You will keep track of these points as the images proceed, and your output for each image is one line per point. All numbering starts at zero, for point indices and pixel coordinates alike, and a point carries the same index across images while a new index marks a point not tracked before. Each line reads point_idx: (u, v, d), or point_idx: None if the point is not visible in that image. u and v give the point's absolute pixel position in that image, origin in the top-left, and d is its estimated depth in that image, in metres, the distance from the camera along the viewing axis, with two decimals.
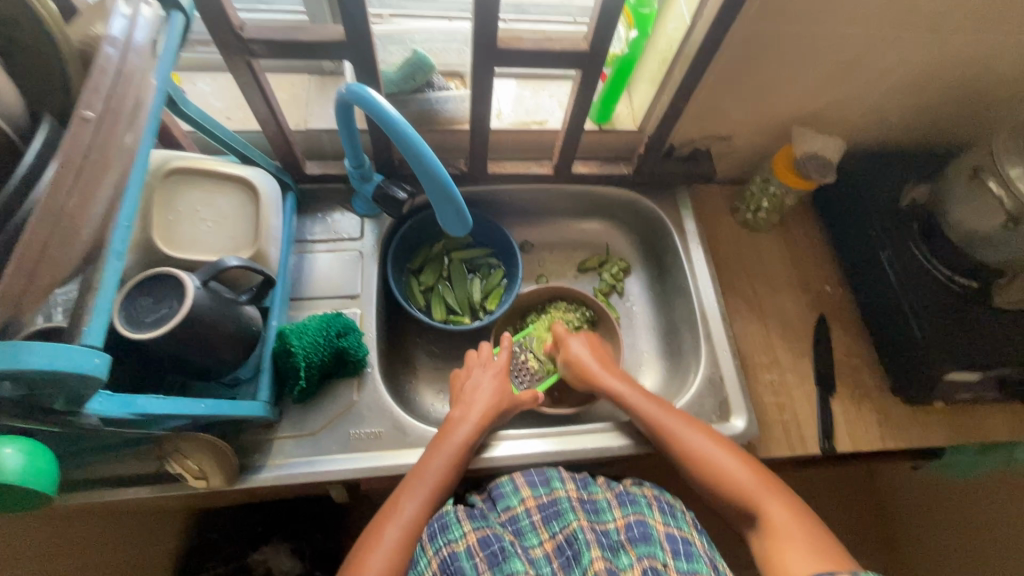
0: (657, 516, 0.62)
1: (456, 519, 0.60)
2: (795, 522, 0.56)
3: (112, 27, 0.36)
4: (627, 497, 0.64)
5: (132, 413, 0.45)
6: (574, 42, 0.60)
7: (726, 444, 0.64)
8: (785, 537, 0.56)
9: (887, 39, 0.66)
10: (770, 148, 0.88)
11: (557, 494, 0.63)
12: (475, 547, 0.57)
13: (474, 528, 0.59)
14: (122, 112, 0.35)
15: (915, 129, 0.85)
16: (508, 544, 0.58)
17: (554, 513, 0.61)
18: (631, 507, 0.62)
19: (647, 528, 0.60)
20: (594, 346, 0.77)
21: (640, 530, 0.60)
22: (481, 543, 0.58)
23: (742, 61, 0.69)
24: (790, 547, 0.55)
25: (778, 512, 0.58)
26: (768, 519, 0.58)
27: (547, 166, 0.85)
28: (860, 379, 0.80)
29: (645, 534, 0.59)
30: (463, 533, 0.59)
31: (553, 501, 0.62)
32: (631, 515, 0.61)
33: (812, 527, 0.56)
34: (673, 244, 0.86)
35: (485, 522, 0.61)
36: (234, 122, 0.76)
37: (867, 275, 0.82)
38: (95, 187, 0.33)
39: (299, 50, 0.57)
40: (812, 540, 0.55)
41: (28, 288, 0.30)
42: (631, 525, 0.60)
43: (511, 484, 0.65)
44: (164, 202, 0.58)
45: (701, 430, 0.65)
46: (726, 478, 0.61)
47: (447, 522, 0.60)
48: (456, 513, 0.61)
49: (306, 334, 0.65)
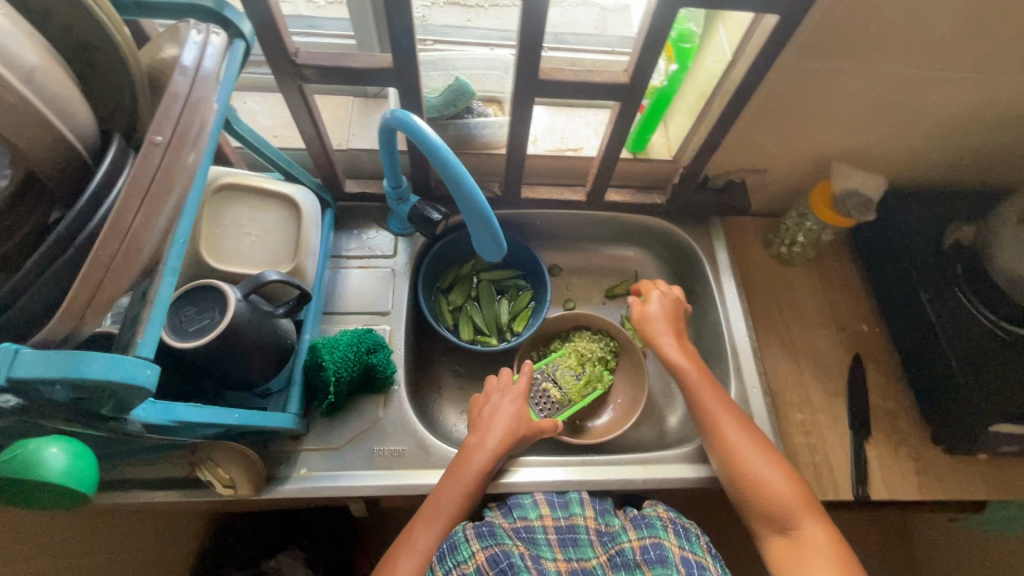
0: (673, 538, 0.60)
1: (465, 539, 0.58)
2: (833, 548, 0.57)
3: (184, 54, 0.37)
4: (642, 520, 0.62)
5: (172, 420, 0.46)
6: (614, 75, 0.61)
7: (769, 452, 0.64)
8: (812, 553, 0.57)
9: (933, 78, 0.66)
10: (807, 182, 0.87)
11: (575, 521, 0.64)
12: (485, 565, 0.55)
13: (483, 547, 0.57)
14: (189, 136, 0.35)
15: (960, 170, 0.83)
16: (518, 560, 0.56)
17: (572, 540, 0.61)
18: (647, 530, 0.61)
19: (663, 550, 0.58)
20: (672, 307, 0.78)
21: (657, 553, 0.58)
22: (490, 562, 0.55)
23: (783, 95, 0.69)
24: (815, 563, 0.56)
25: (815, 532, 0.58)
26: (802, 535, 0.58)
27: (580, 193, 0.85)
28: (896, 425, 0.78)
29: (661, 556, 0.57)
30: (472, 554, 0.57)
31: (572, 527, 0.63)
32: (647, 538, 0.60)
33: (844, 552, 0.57)
34: (705, 275, 0.85)
35: (495, 539, 0.58)
36: (281, 139, 0.79)
37: (907, 317, 0.80)
38: (160, 207, 0.34)
39: (349, 77, 0.59)
40: (842, 565, 0.56)
41: (93, 299, 0.32)
42: (647, 548, 0.59)
43: (531, 499, 0.66)
44: (213, 216, 0.61)
45: (744, 427, 0.66)
46: (771, 493, 0.61)
47: (456, 543, 0.58)
48: (466, 531, 0.59)
49: (337, 350, 0.66)
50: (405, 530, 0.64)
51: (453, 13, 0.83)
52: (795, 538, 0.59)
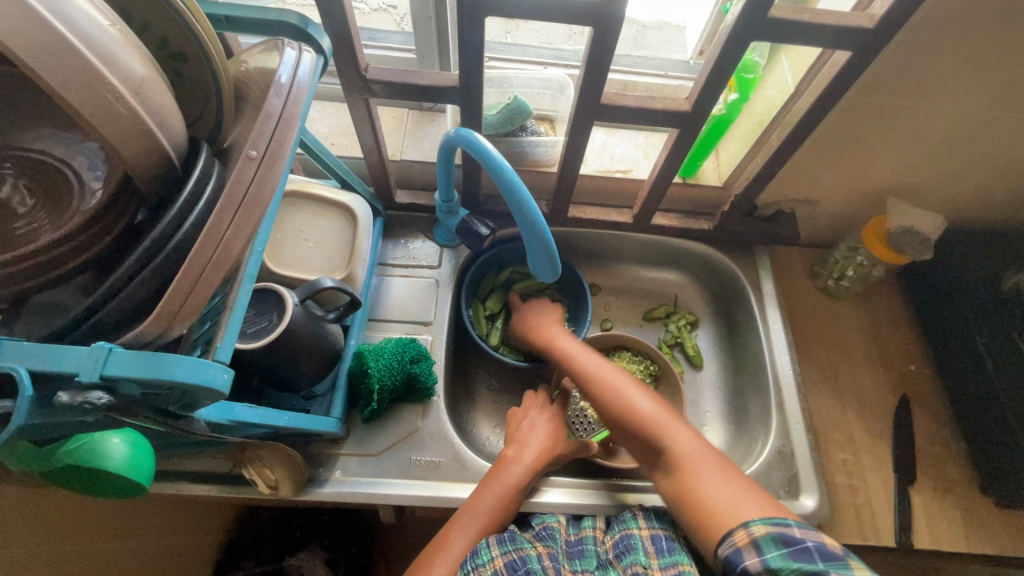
0: (641, 524, 0.61)
1: (485, 544, 0.59)
2: (705, 456, 0.58)
3: (281, 71, 0.39)
4: (614, 519, 0.63)
5: (229, 419, 0.48)
6: (675, 103, 0.61)
7: (641, 388, 0.66)
8: (690, 467, 0.57)
9: (1005, 120, 0.64)
10: (859, 216, 0.85)
11: (584, 534, 0.64)
12: (502, 571, 0.56)
13: (502, 553, 0.58)
14: (281, 152, 0.37)
15: (1023, 212, 0.80)
16: (535, 564, 0.57)
17: (579, 551, 0.61)
18: (617, 525, 0.62)
19: (630, 538, 0.60)
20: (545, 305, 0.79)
21: (624, 544, 0.59)
22: (509, 568, 0.56)
23: (844, 129, 0.68)
24: (698, 478, 0.56)
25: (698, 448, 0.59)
26: (677, 453, 0.59)
27: (626, 215, 0.85)
28: (944, 472, 0.75)
29: (628, 545, 0.59)
30: (491, 559, 0.57)
31: (581, 540, 0.63)
32: (617, 533, 0.61)
33: (717, 460, 0.58)
34: (748, 303, 0.84)
35: (514, 545, 0.59)
36: (337, 147, 0.81)
37: (961, 361, 0.77)
38: (251, 218, 0.35)
39: (414, 93, 0.61)
40: (730, 476, 0.56)
41: (184, 304, 0.33)
42: (617, 542, 0.60)
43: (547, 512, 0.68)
44: (275, 222, 0.63)
45: (615, 370, 0.68)
46: (645, 422, 0.62)
47: (476, 549, 0.59)
48: (488, 538, 0.60)
49: (382, 358, 0.67)
50: (439, 536, 0.64)
51: (500, 29, 0.84)
52: (674, 462, 0.59)
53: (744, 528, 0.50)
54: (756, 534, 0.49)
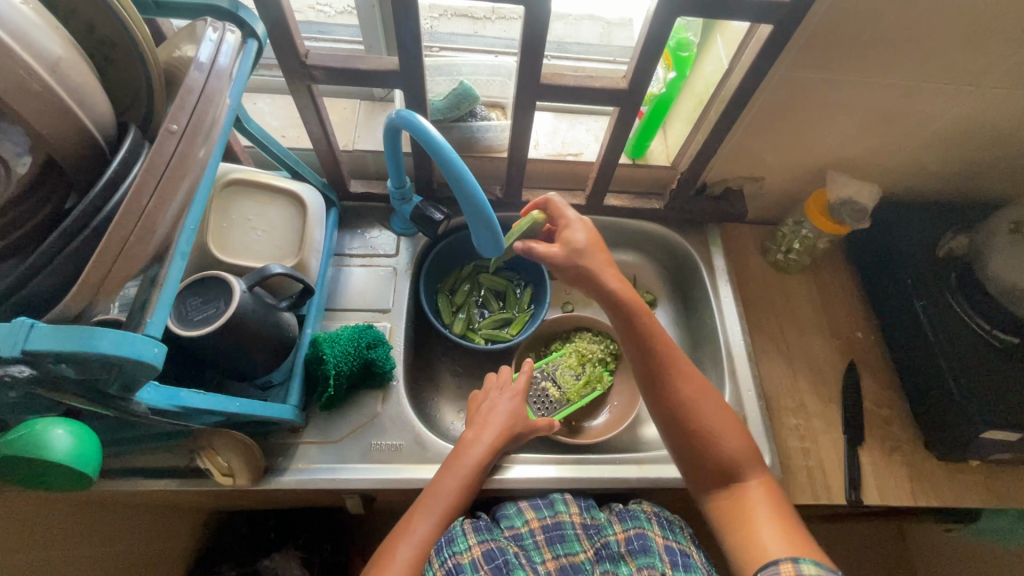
0: (656, 529, 0.64)
1: (462, 532, 0.61)
2: (769, 495, 0.60)
3: (200, 52, 0.39)
4: (627, 513, 0.66)
5: (175, 405, 0.48)
6: (613, 81, 0.63)
7: (715, 403, 0.65)
8: (752, 502, 0.59)
9: (926, 90, 0.67)
10: (803, 191, 0.88)
11: (562, 518, 0.65)
12: (480, 560, 0.58)
13: (479, 541, 0.60)
14: (202, 128, 0.37)
15: (954, 181, 0.84)
16: (512, 557, 0.59)
17: (559, 536, 0.63)
18: (631, 521, 0.64)
19: (646, 540, 0.62)
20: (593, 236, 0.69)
21: (640, 543, 0.61)
22: (486, 557, 0.59)
23: (778, 105, 0.71)
24: (759, 513, 0.58)
25: (756, 485, 0.61)
26: (742, 485, 0.61)
27: (580, 197, 0.86)
28: (891, 432, 0.78)
29: (644, 547, 0.61)
30: (468, 546, 0.60)
31: (558, 523, 0.64)
32: (631, 529, 0.63)
33: (778, 500, 0.60)
34: (701, 280, 0.86)
35: (490, 535, 0.62)
36: (289, 140, 0.81)
37: (901, 324, 0.80)
38: (173, 192, 0.35)
39: (357, 78, 0.61)
40: (781, 516, 0.58)
41: (106, 278, 0.33)
42: (631, 539, 0.62)
43: (514, 507, 0.66)
44: (220, 210, 0.62)
45: (693, 379, 0.65)
46: (718, 447, 0.62)
47: (453, 535, 0.61)
48: (463, 526, 0.62)
49: (338, 344, 0.68)
50: (403, 520, 0.64)
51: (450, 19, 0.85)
52: (736, 490, 0.61)
53: (793, 563, 0.52)
54: (806, 574, 0.50)
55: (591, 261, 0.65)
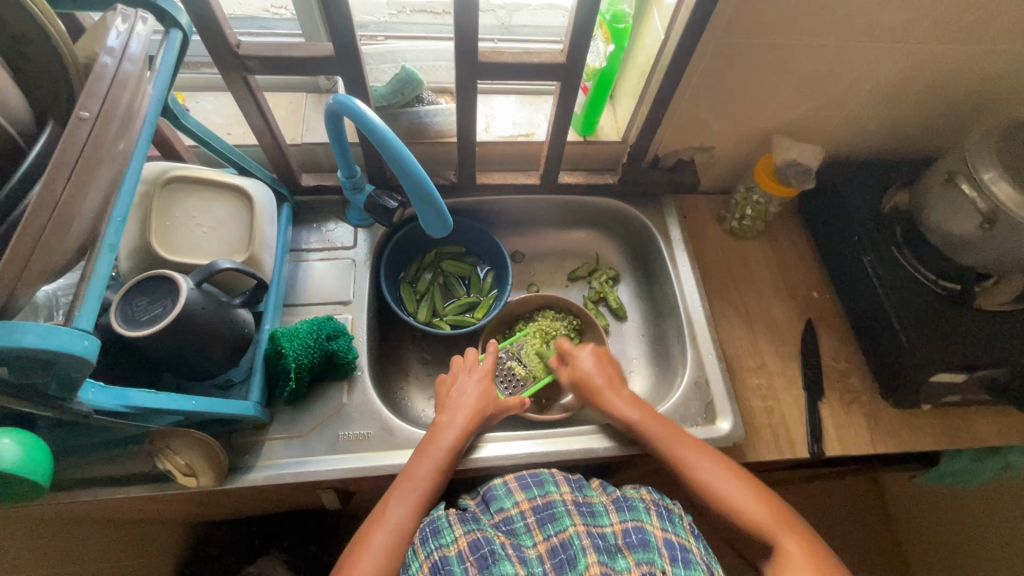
0: (655, 522, 0.60)
1: (448, 524, 0.60)
2: (812, 557, 0.57)
3: (109, 37, 0.39)
4: (625, 503, 0.62)
5: (125, 405, 0.47)
6: (551, 56, 0.63)
7: (738, 473, 0.64)
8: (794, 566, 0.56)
9: (857, 49, 0.69)
10: (752, 157, 0.90)
11: (552, 497, 0.62)
12: (465, 551, 0.56)
13: (465, 532, 0.59)
14: (117, 113, 0.38)
15: (893, 138, 0.87)
16: (499, 547, 0.57)
17: (550, 516, 0.59)
18: (629, 513, 0.60)
19: (646, 534, 0.58)
20: (602, 360, 0.77)
21: (638, 537, 0.57)
22: (472, 547, 0.57)
23: (718, 72, 0.72)
24: None
25: (794, 548, 0.58)
26: (780, 551, 0.58)
27: (535, 176, 0.87)
28: (849, 384, 0.81)
29: (643, 541, 0.57)
30: (454, 539, 0.58)
31: (548, 503, 0.61)
32: (629, 521, 0.59)
33: (822, 560, 0.57)
34: (659, 251, 0.88)
35: (477, 525, 0.60)
36: (235, 137, 0.80)
37: (852, 280, 0.83)
38: (90, 179, 0.35)
39: (293, 66, 0.61)
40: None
41: (23, 271, 0.32)
42: (629, 532, 0.58)
43: (504, 487, 0.64)
44: (162, 209, 0.61)
45: (710, 456, 0.65)
46: (746, 515, 0.61)
47: (438, 527, 0.60)
48: (449, 517, 0.61)
49: (297, 337, 0.67)
50: (379, 505, 0.63)
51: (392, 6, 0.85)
52: (776, 558, 0.58)
53: None
54: None
55: (602, 381, 0.73)
